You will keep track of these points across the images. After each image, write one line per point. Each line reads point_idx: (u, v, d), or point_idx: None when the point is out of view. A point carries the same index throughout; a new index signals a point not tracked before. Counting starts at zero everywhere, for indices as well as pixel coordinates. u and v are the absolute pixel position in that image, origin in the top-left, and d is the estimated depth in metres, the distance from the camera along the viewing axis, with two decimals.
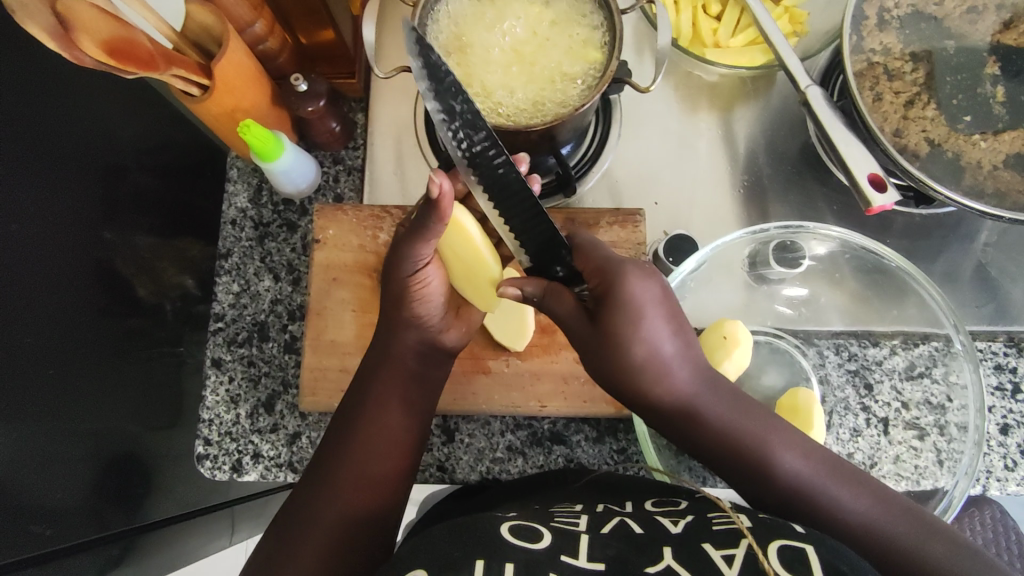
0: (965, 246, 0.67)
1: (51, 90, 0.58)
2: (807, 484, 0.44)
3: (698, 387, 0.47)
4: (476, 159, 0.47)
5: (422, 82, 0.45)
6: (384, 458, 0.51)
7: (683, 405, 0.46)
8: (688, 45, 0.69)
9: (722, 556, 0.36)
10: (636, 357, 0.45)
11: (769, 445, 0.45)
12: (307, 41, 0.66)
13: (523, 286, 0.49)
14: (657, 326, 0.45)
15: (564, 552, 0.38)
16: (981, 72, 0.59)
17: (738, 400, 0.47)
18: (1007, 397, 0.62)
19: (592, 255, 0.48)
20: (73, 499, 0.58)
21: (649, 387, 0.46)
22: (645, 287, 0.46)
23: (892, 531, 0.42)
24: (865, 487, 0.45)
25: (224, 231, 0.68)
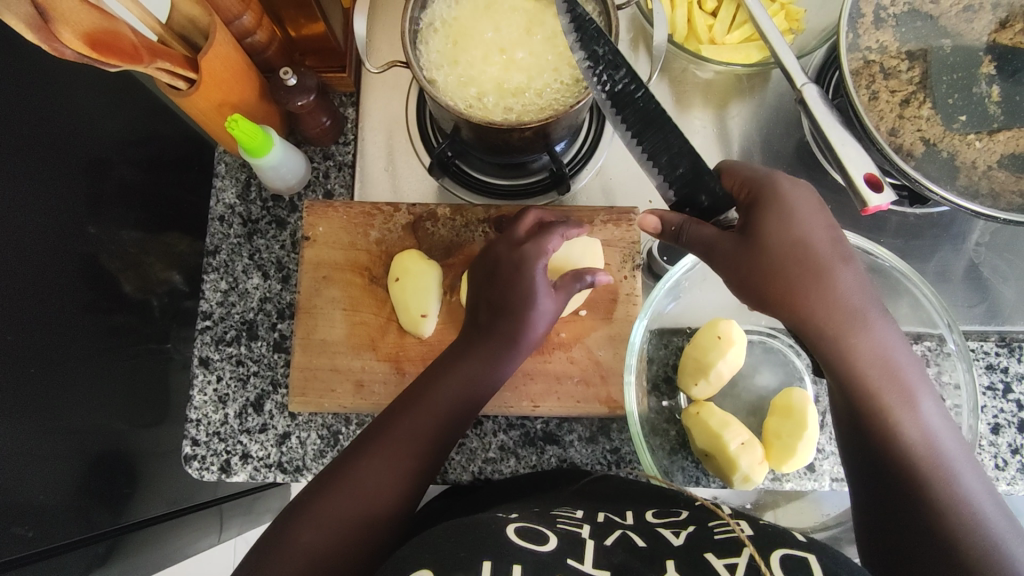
0: (958, 245, 0.67)
1: (34, 81, 0.56)
2: (931, 441, 0.46)
3: (862, 306, 0.48)
4: (617, 97, 0.53)
5: (571, 34, 0.52)
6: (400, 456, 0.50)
7: (849, 315, 0.47)
8: (683, 41, 0.68)
9: (724, 565, 0.36)
10: (785, 248, 0.47)
11: (911, 392, 0.47)
12: (296, 33, 0.64)
13: (663, 214, 0.50)
14: (813, 232, 0.48)
15: (570, 556, 0.38)
16: (977, 72, 0.58)
17: (894, 344, 0.48)
18: (998, 396, 0.62)
19: (745, 181, 0.50)
20: (58, 499, 0.57)
21: (800, 289, 0.47)
22: (807, 200, 0.49)
23: (986, 514, 0.43)
24: (975, 469, 0.46)
25: (212, 228, 0.66)
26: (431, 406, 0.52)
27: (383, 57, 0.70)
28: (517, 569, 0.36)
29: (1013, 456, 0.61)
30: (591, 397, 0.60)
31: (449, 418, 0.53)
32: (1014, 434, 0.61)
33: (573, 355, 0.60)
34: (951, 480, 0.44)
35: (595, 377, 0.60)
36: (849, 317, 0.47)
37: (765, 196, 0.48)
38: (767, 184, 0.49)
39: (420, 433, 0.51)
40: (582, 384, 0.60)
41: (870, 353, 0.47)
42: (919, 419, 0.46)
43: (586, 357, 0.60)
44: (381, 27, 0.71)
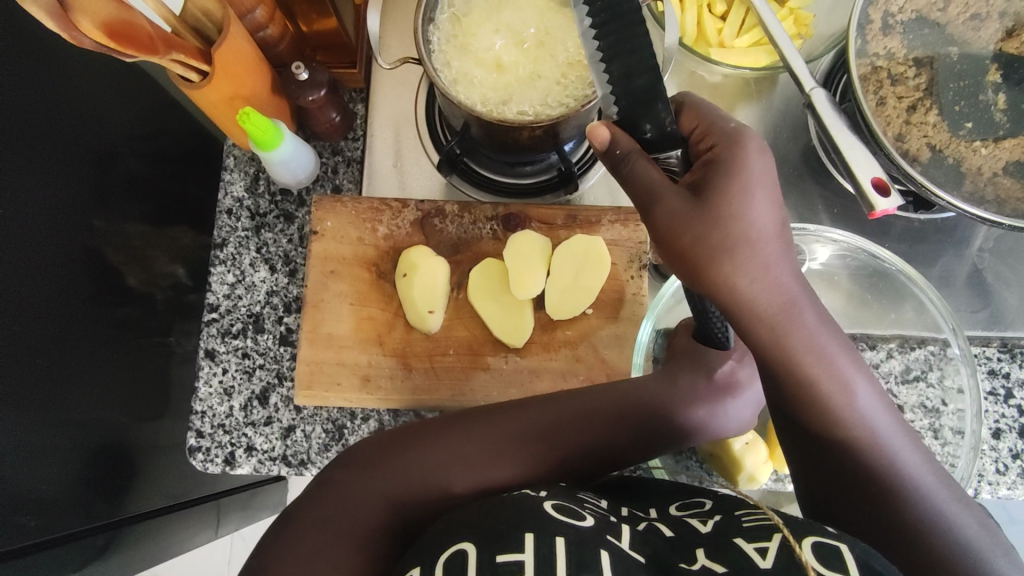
0: (961, 251, 0.67)
1: (44, 71, 0.56)
2: (868, 419, 0.44)
3: (796, 290, 0.44)
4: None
5: None
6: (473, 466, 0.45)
7: (781, 301, 0.43)
8: (692, 44, 0.68)
9: (756, 549, 0.36)
10: (741, 226, 0.42)
11: (848, 377, 0.44)
12: (309, 29, 0.65)
13: (617, 132, 0.43)
14: (759, 202, 0.42)
15: (609, 532, 0.38)
16: (984, 79, 0.59)
17: (824, 322, 0.45)
18: (999, 401, 0.63)
19: (705, 123, 0.45)
20: (59, 489, 0.57)
21: (734, 269, 0.42)
22: (761, 159, 0.42)
23: (934, 497, 0.42)
24: (915, 444, 0.45)
25: (220, 220, 0.66)
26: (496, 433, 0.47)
27: (394, 53, 0.71)
28: (560, 543, 0.36)
29: (1014, 461, 0.61)
30: None
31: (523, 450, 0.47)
32: (1015, 439, 0.62)
33: (579, 353, 0.61)
34: (888, 459, 0.43)
35: (601, 376, 0.60)
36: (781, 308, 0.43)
37: (721, 157, 0.43)
38: (719, 143, 0.43)
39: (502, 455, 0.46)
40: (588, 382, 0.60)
41: (802, 341, 0.44)
42: (856, 404, 0.44)
43: (592, 356, 0.60)
44: (392, 25, 0.71)
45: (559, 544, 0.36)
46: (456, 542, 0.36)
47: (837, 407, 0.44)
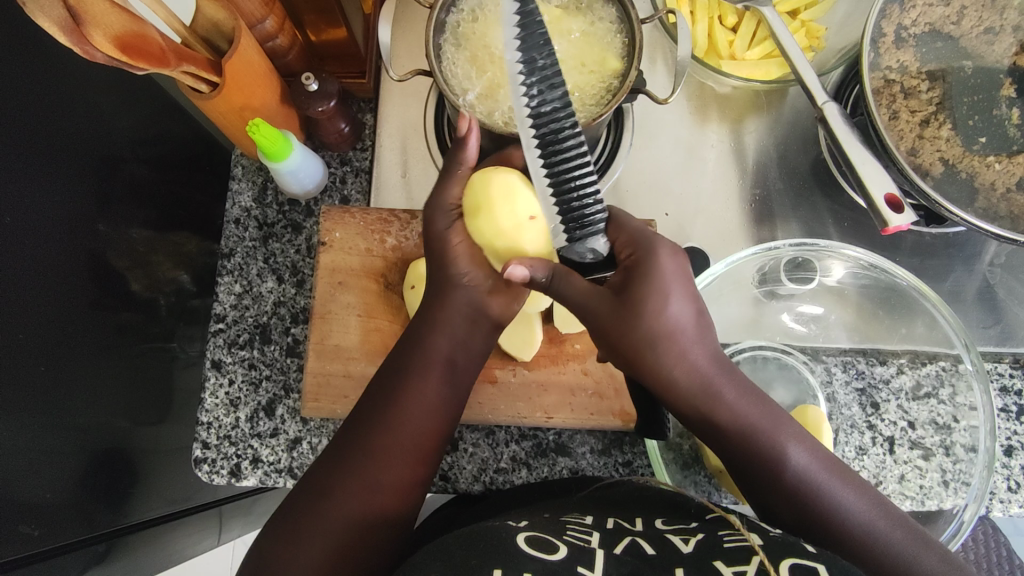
0: (972, 265, 0.67)
1: (46, 76, 0.56)
2: (811, 480, 0.46)
3: (715, 372, 0.49)
4: (540, 118, 0.47)
5: (513, 29, 0.47)
6: (399, 465, 0.49)
7: (702, 385, 0.48)
8: (704, 55, 0.68)
9: (733, 573, 0.36)
10: (656, 324, 0.48)
11: (778, 441, 0.47)
12: (316, 38, 0.65)
13: (531, 268, 0.49)
14: (678, 303, 0.49)
15: (580, 562, 0.38)
16: (997, 93, 0.59)
17: (750, 394, 0.49)
18: (1012, 418, 0.62)
19: (623, 229, 0.51)
20: (60, 498, 0.56)
21: (669, 362, 0.48)
22: (671, 261, 0.49)
23: (890, 537, 0.44)
24: (865, 493, 0.46)
25: (227, 230, 0.66)
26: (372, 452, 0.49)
27: (403, 64, 0.71)
28: None
29: None
30: (605, 410, 0.59)
31: (421, 453, 0.51)
32: None
33: (587, 367, 0.61)
34: (837, 511, 0.45)
35: (609, 390, 0.60)
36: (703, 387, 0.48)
37: (637, 262, 0.49)
38: (634, 252, 0.49)
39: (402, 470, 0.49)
40: (596, 396, 0.60)
41: (734, 412, 0.48)
42: (794, 465, 0.46)
43: (600, 369, 0.60)
44: (403, 35, 0.71)
45: None
46: None
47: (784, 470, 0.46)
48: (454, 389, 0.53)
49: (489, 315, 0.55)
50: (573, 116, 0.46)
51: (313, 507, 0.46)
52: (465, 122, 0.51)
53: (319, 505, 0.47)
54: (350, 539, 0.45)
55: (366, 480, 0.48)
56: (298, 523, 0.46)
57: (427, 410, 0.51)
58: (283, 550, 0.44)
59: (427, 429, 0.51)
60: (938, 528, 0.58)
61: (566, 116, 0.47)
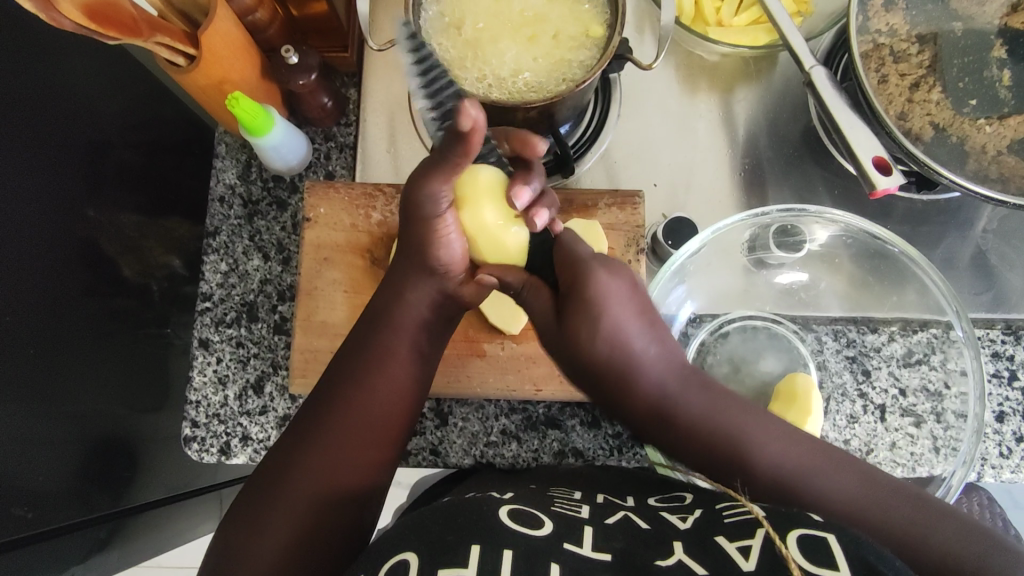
0: (964, 231, 0.66)
1: (29, 58, 0.55)
2: (790, 475, 0.44)
3: (672, 382, 0.48)
4: None
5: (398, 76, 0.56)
6: (368, 445, 0.48)
7: (662, 396, 0.47)
8: (690, 23, 0.68)
9: (737, 548, 0.35)
10: (597, 346, 0.47)
11: (750, 437, 0.45)
12: (298, 13, 0.63)
13: (500, 275, 0.50)
14: (618, 313, 0.48)
15: (567, 540, 0.37)
16: (988, 55, 0.58)
17: (716, 394, 0.48)
18: (1004, 384, 0.62)
19: (569, 250, 0.50)
20: (57, 483, 0.56)
21: (619, 380, 0.48)
22: (605, 271, 0.48)
23: (892, 513, 0.41)
24: (856, 471, 0.44)
25: (212, 208, 0.66)
26: (346, 427, 0.47)
27: (387, 35, 0.70)
28: (509, 555, 0.35)
29: (1018, 444, 0.60)
30: None
31: (394, 425, 0.50)
32: (1019, 421, 0.61)
33: None
34: (823, 498, 0.42)
35: None
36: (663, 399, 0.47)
37: (568, 279, 0.48)
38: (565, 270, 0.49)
39: (371, 444, 0.48)
40: None
41: (700, 416, 0.47)
42: (770, 464, 0.44)
43: None
44: (385, 6, 0.70)
45: (507, 556, 0.35)
46: (397, 552, 0.36)
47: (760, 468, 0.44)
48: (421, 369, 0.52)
49: (460, 300, 0.54)
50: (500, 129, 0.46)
51: (275, 489, 0.44)
52: (469, 120, 0.38)
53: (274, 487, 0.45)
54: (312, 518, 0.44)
55: (332, 458, 0.46)
56: (264, 508, 0.43)
57: (394, 388, 0.50)
58: (245, 537, 0.42)
59: (395, 404, 0.50)
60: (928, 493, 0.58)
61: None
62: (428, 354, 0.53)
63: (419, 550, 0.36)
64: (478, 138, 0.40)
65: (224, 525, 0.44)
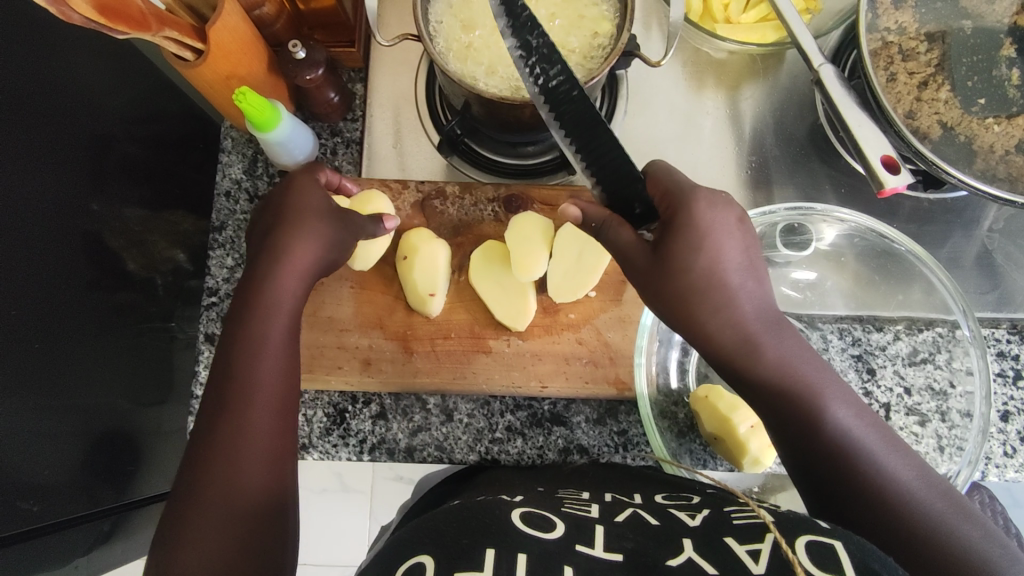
0: (971, 231, 0.66)
1: (34, 51, 0.55)
2: (851, 440, 0.44)
3: (760, 327, 0.48)
4: (551, 95, 0.50)
5: (501, 20, 0.50)
6: (264, 435, 0.46)
7: (743, 336, 0.47)
8: (698, 20, 0.68)
9: (747, 552, 0.35)
10: (695, 273, 0.47)
11: (822, 395, 0.45)
12: (306, 7, 0.63)
13: (585, 207, 0.51)
14: (724, 247, 0.48)
15: (579, 542, 0.37)
16: (997, 54, 0.58)
17: (801, 350, 0.47)
18: (1008, 383, 0.62)
19: (663, 180, 0.49)
20: (61, 477, 0.56)
21: (708, 310, 0.47)
22: (716, 214, 0.48)
23: (930, 506, 0.41)
24: (909, 460, 0.44)
25: (218, 203, 0.66)
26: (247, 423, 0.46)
27: (394, 31, 0.69)
28: (522, 560, 0.35)
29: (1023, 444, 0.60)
30: (600, 378, 0.60)
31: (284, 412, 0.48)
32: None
33: (581, 336, 0.61)
34: (877, 469, 0.43)
35: (604, 358, 0.60)
36: (742, 339, 0.47)
37: (672, 215, 0.47)
38: (674, 204, 0.48)
39: (269, 433, 0.47)
40: (590, 365, 0.60)
41: (775, 361, 0.47)
42: (836, 422, 0.45)
43: (594, 339, 0.61)
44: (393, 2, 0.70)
45: (522, 559, 0.35)
46: (413, 555, 0.36)
47: (824, 420, 0.45)
48: (294, 361, 0.51)
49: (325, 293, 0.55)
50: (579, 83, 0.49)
51: (191, 507, 0.43)
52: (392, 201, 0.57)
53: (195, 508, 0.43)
54: (241, 529, 0.43)
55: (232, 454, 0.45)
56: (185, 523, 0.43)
57: (273, 390, 0.48)
58: (171, 555, 0.42)
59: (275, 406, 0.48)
60: None
61: (572, 88, 0.49)
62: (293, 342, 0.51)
63: (434, 553, 0.35)
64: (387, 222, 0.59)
65: (157, 539, 0.43)
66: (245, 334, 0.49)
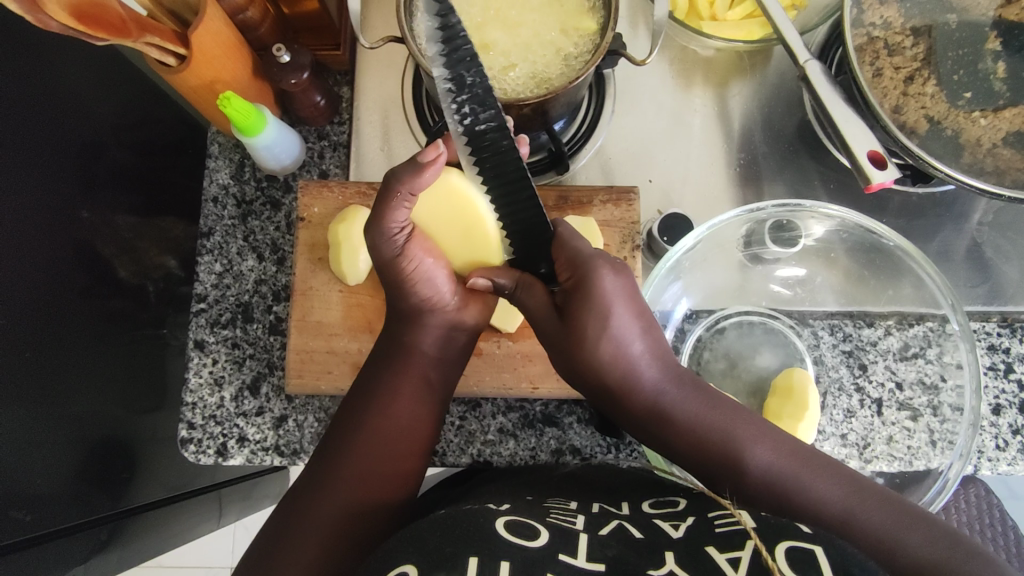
0: (960, 224, 0.66)
1: (21, 60, 0.55)
2: (778, 477, 0.44)
3: (666, 385, 0.48)
4: (473, 137, 0.48)
5: (435, 46, 0.47)
6: (400, 450, 0.50)
7: (650, 403, 0.48)
8: (684, 18, 0.68)
9: (728, 560, 0.35)
10: (600, 351, 0.48)
11: (736, 441, 0.45)
12: (290, 11, 0.63)
13: (493, 278, 0.53)
14: (622, 321, 0.48)
15: (563, 551, 0.37)
16: (983, 47, 0.58)
17: (709, 398, 0.48)
18: (1000, 376, 0.62)
19: (563, 247, 0.50)
20: (56, 486, 0.56)
21: (619, 385, 0.48)
22: (612, 279, 0.49)
23: (872, 522, 0.41)
24: (839, 477, 0.44)
25: (206, 209, 0.66)
26: (381, 434, 0.50)
27: (379, 33, 0.69)
28: (504, 568, 0.36)
29: (1014, 437, 0.60)
30: None
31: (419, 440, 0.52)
32: (1016, 414, 0.61)
33: None
34: (811, 501, 0.43)
35: None
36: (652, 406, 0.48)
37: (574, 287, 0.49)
38: (572, 276, 0.49)
39: (400, 453, 0.50)
40: None
41: (685, 420, 0.47)
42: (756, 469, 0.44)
43: None
44: (377, 4, 0.70)
45: (505, 569, 0.35)
46: (396, 565, 0.36)
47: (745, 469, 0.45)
48: (438, 392, 0.55)
49: (464, 328, 0.58)
50: (507, 133, 0.48)
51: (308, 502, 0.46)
52: (434, 152, 0.47)
53: (313, 499, 0.47)
54: (349, 535, 0.45)
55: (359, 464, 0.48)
56: (298, 522, 0.45)
57: (411, 413, 0.52)
58: (283, 540, 0.45)
59: (414, 432, 0.52)
60: (924, 488, 0.58)
61: (501, 137, 0.48)
62: (439, 382, 0.55)
63: (419, 563, 0.36)
64: (433, 174, 0.49)
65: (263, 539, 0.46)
66: (402, 357, 0.54)
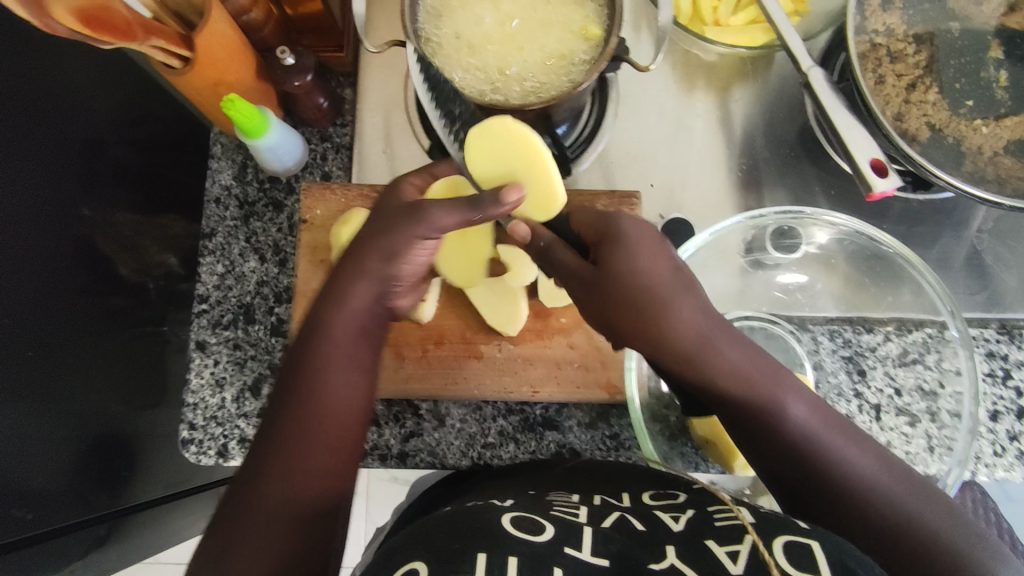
0: (959, 232, 0.66)
1: (22, 57, 0.54)
2: (813, 436, 0.42)
3: (709, 326, 0.45)
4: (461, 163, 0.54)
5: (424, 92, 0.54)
6: (337, 432, 0.43)
7: (692, 341, 0.44)
8: (687, 23, 0.68)
9: (727, 552, 0.36)
10: (634, 287, 0.45)
11: (778, 395, 0.43)
12: (293, 12, 0.63)
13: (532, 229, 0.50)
14: (654, 260, 0.47)
15: (568, 543, 0.38)
16: (985, 56, 0.58)
17: (748, 346, 0.45)
18: (998, 383, 0.62)
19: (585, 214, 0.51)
20: (55, 483, 0.56)
21: (656, 320, 0.45)
22: (635, 228, 0.48)
23: (899, 498, 0.40)
24: (869, 451, 0.43)
25: (208, 210, 0.66)
26: (320, 419, 0.43)
27: (382, 36, 0.69)
28: (513, 562, 0.35)
29: (1012, 443, 0.60)
30: (590, 383, 0.60)
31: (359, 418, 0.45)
32: (1013, 421, 0.61)
33: (572, 341, 0.61)
34: (841, 468, 0.41)
35: (595, 362, 0.60)
36: (697, 342, 0.44)
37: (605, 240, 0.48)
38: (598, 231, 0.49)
39: (342, 441, 0.43)
40: (582, 369, 0.60)
41: (726, 364, 0.44)
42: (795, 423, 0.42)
43: (586, 343, 0.61)
44: (380, 6, 0.70)
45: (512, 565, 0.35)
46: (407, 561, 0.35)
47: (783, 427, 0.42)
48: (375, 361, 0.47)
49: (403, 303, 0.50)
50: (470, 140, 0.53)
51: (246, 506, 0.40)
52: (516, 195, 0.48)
53: (252, 492, 0.40)
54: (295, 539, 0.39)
55: (300, 452, 0.41)
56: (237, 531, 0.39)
57: (345, 389, 0.44)
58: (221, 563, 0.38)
59: (348, 412, 0.44)
60: None
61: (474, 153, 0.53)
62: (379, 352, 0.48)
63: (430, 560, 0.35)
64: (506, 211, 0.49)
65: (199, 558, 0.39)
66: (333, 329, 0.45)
